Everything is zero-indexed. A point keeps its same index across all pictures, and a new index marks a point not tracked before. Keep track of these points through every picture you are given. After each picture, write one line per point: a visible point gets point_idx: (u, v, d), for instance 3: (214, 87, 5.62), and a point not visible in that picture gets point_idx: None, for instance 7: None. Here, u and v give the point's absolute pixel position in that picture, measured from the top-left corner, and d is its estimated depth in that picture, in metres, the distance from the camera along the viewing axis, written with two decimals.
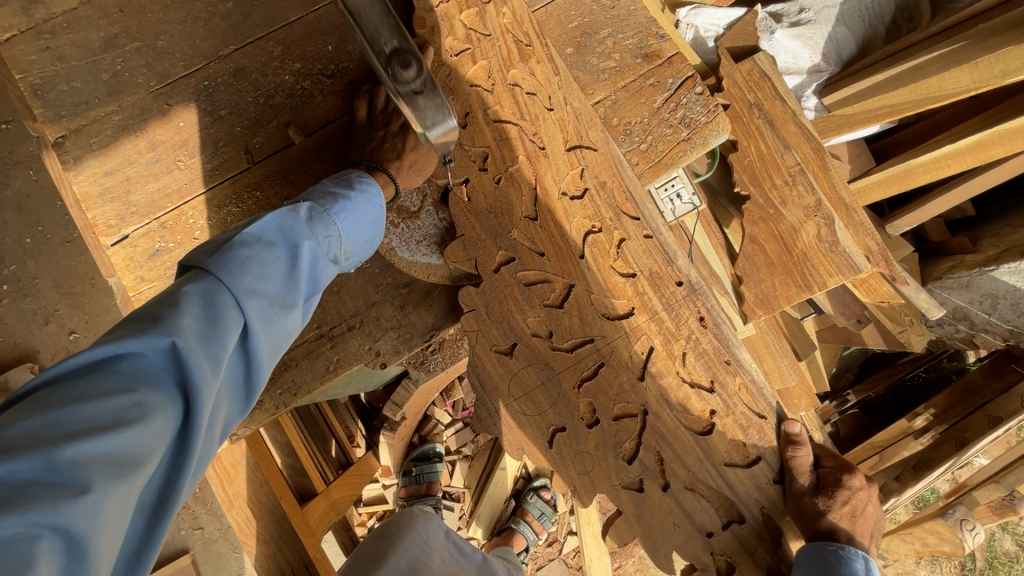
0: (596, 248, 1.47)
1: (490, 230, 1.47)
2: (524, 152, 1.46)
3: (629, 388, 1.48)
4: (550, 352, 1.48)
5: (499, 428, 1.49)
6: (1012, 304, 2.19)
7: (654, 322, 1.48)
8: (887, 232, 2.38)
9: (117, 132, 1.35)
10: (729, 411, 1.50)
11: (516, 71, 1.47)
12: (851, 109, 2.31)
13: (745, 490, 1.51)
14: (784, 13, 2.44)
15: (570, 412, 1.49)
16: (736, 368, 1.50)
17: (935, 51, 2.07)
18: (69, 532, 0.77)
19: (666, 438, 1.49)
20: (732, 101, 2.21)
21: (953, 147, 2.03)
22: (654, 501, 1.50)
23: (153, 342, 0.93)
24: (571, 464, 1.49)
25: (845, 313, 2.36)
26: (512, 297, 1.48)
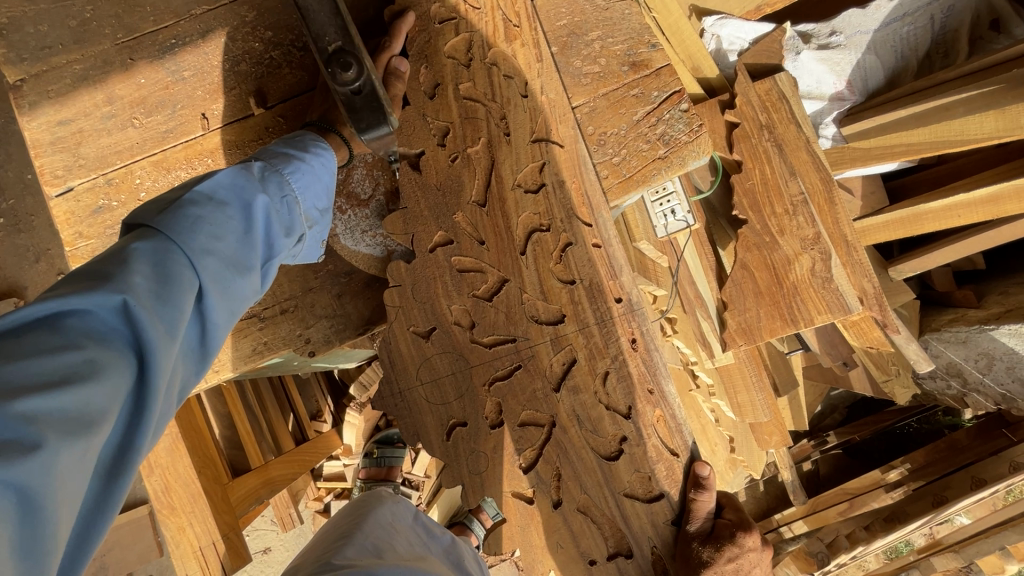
0: (539, 247, 1.42)
1: (434, 207, 1.43)
2: (488, 135, 1.42)
3: (543, 396, 1.45)
4: (466, 343, 1.45)
5: (400, 410, 1.47)
6: (1008, 367, 2.08)
7: (584, 336, 1.43)
8: (889, 275, 2.27)
9: (75, 81, 1.34)
10: (641, 442, 1.44)
11: (497, 50, 1.41)
12: (869, 143, 2.19)
13: (631, 527, 1.45)
14: (814, 33, 2.32)
15: (476, 410, 1.46)
16: (659, 402, 1.45)
17: (963, 92, 1.95)
18: (16, 495, 0.71)
19: (571, 456, 1.45)
20: (742, 119, 2.12)
21: (966, 197, 1.92)
22: (542, 517, 1.46)
23: (102, 299, 0.84)
24: (465, 462, 1.46)
25: (831, 354, 2.27)
26: (440, 280, 1.44)
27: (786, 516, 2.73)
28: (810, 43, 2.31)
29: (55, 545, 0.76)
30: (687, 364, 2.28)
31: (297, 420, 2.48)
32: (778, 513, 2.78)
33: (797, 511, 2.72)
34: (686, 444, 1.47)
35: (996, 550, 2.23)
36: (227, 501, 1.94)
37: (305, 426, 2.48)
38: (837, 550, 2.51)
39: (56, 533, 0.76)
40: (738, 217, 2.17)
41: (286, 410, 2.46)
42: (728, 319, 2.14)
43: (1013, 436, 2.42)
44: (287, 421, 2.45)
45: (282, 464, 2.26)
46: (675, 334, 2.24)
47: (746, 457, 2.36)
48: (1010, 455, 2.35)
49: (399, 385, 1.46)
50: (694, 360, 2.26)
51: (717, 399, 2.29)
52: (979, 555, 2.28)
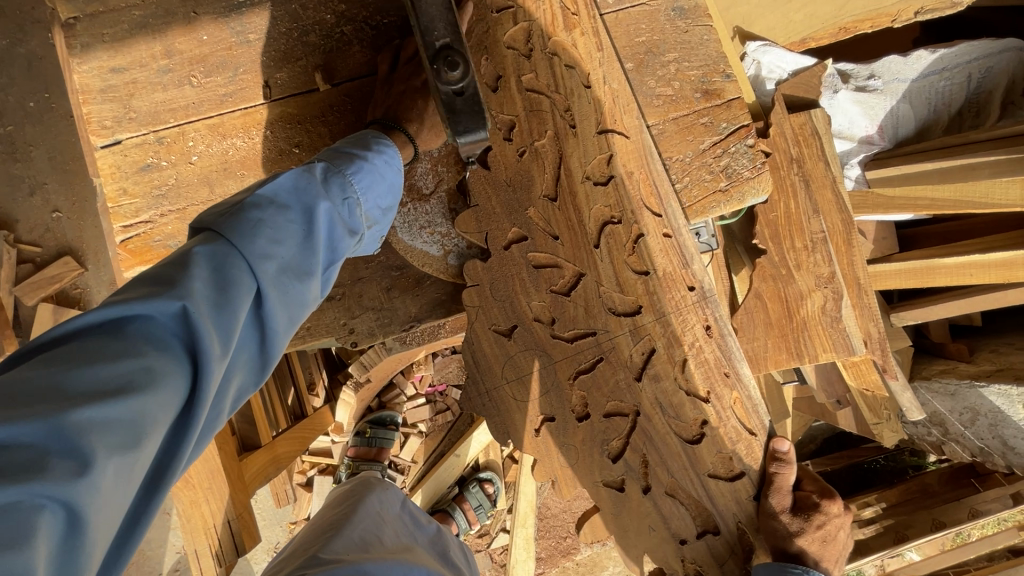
0: (612, 239, 1.40)
1: (507, 203, 1.40)
2: (553, 128, 1.39)
3: (625, 386, 1.45)
4: (548, 340, 1.44)
5: (487, 411, 1.46)
6: (990, 425, 2.15)
7: (660, 325, 1.42)
8: (890, 319, 2.35)
9: (133, 28, 1.28)
10: (721, 423, 1.45)
11: (557, 40, 1.37)
12: (890, 191, 2.22)
13: (722, 506, 1.46)
14: (853, 74, 2.37)
15: (561, 404, 1.46)
16: (734, 381, 1.46)
17: (991, 155, 1.96)
18: (61, 508, 0.69)
19: (655, 443, 1.45)
20: (774, 150, 2.13)
21: (981, 258, 1.96)
22: (633, 503, 1.47)
23: (161, 305, 0.81)
24: (555, 456, 1.47)
25: (826, 391, 2.32)
26: (518, 277, 1.43)
27: None
28: (848, 84, 2.34)
29: (93, 557, 0.74)
30: None
31: (297, 394, 2.45)
32: None
33: None
34: (761, 417, 1.47)
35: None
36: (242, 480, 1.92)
37: (303, 399, 2.44)
38: None
39: (96, 546, 0.74)
40: (757, 246, 2.18)
41: (286, 383, 2.44)
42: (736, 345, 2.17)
43: (980, 485, 2.53)
44: (286, 394, 2.43)
45: (288, 439, 2.25)
46: None
47: None
48: (970, 502, 2.45)
49: (482, 384, 1.46)
50: None
51: None
52: None
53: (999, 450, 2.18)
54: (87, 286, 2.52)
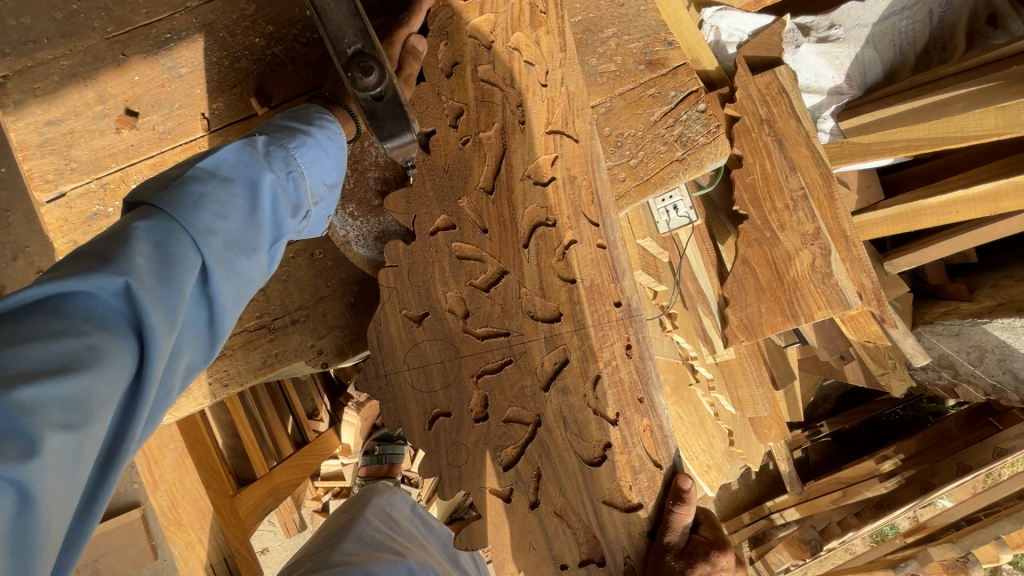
0: (542, 241, 1.37)
1: (440, 189, 1.35)
2: (502, 121, 1.35)
3: (531, 393, 1.39)
4: (462, 336, 1.37)
5: (382, 395, 1.36)
6: (999, 360, 2.11)
7: (579, 335, 1.39)
8: (884, 269, 2.31)
9: (64, 78, 1.28)
10: (625, 449, 1.41)
11: (521, 35, 1.35)
12: (866, 139, 2.19)
13: (601, 535, 1.40)
14: (813, 26, 2.30)
15: (461, 400, 1.37)
16: (648, 410, 1.43)
17: (962, 89, 1.94)
18: (12, 490, 0.68)
19: (551, 456, 1.40)
20: (742, 114, 2.12)
21: (965, 193, 1.88)
22: (518, 517, 1.39)
23: (102, 280, 0.80)
24: (445, 453, 1.37)
25: (828, 348, 2.26)
26: (438, 266, 1.36)
27: (777, 503, 2.80)
28: (809, 37, 2.29)
29: (51, 539, 0.74)
30: (686, 357, 2.28)
31: (298, 420, 2.43)
32: (770, 500, 2.85)
33: (789, 498, 2.80)
34: (669, 457, 1.44)
35: (992, 539, 2.19)
36: (237, 513, 2.00)
37: (304, 427, 2.43)
38: (829, 536, 2.53)
39: (52, 528, 0.74)
40: (738, 212, 2.17)
41: (284, 411, 2.40)
42: (730, 315, 2.14)
43: (999, 424, 2.46)
44: (285, 423, 2.39)
45: (286, 470, 2.22)
46: (675, 329, 2.22)
47: (745, 450, 2.37)
48: (993, 441, 2.38)
49: (380, 372, 1.35)
50: (694, 355, 2.25)
51: (716, 394, 2.31)
52: (976, 545, 2.20)
53: (1011, 385, 2.14)
54: None
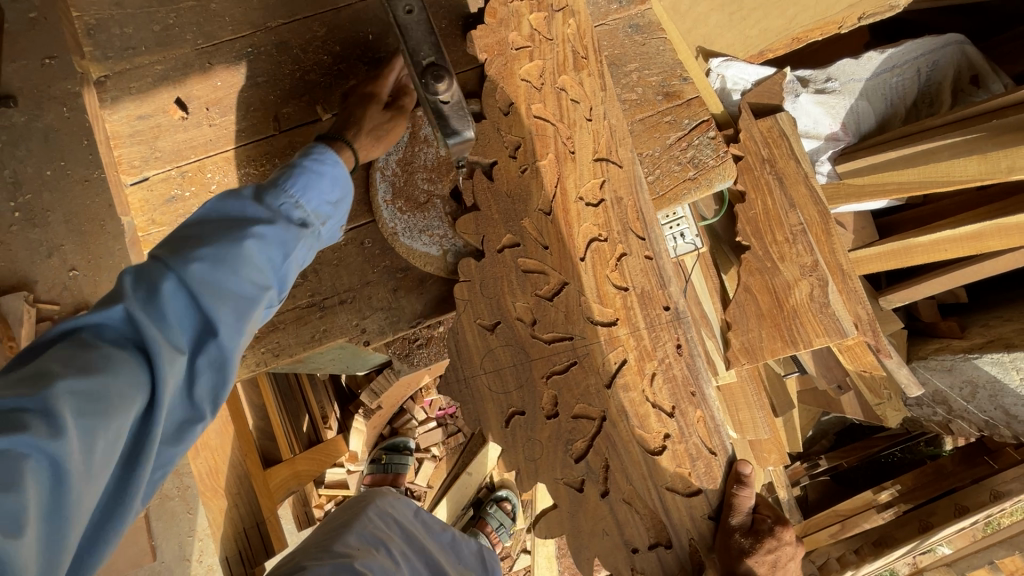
0: (597, 255, 1.47)
1: (504, 211, 1.43)
2: (557, 148, 1.46)
3: (596, 392, 1.45)
4: (529, 340, 1.43)
5: (461, 397, 1.41)
6: (990, 396, 2.19)
7: (634, 332, 1.47)
8: (879, 304, 2.43)
9: (156, 80, 1.43)
10: (682, 439, 1.48)
11: (566, 77, 1.47)
12: (862, 180, 2.33)
13: (673, 528, 1.46)
14: (812, 79, 2.55)
15: (534, 399, 1.43)
16: (700, 403, 1.50)
17: (949, 138, 2.11)
18: (46, 461, 0.77)
19: (618, 450, 1.45)
20: (746, 153, 2.30)
21: (952, 233, 2.01)
22: (590, 505, 1.43)
23: (109, 311, 0.91)
24: (522, 450, 1.42)
25: (826, 376, 2.35)
26: (507, 278, 1.43)
27: None
28: (808, 88, 2.52)
29: (75, 524, 0.80)
30: None
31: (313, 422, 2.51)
32: None
33: None
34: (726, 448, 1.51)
35: (985, 565, 2.22)
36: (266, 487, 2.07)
37: (318, 429, 2.50)
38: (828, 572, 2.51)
39: (72, 516, 0.80)
40: (741, 242, 2.31)
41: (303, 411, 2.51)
42: (731, 339, 2.23)
43: (993, 463, 2.49)
44: (301, 422, 2.48)
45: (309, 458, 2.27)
46: None
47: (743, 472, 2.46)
48: (991, 484, 2.39)
49: (465, 373, 1.40)
50: None
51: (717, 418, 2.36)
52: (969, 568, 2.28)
53: (1003, 420, 2.23)
54: None
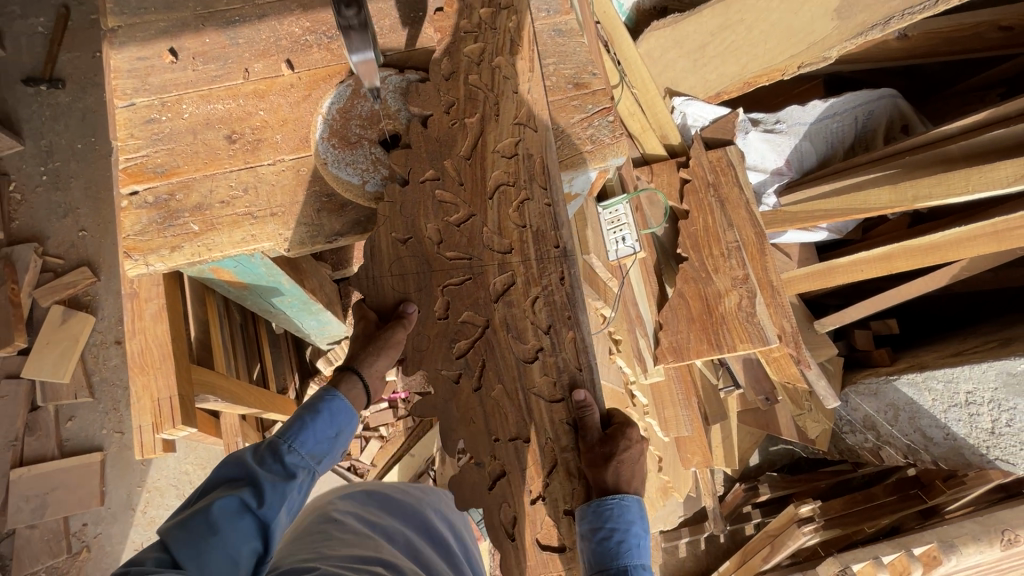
0: (502, 198, 1.38)
1: (431, 152, 1.38)
2: (486, 90, 1.41)
3: (484, 303, 1.35)
4: (436, 252, 1.36)
5: (366, 292, 1.36)
6: (910, 418, 2.26)
7: (526, 264, 1.35)
8: (813, 327, 2.51)
9: (157, 34, 1.47)
10: (552, 353, 1.33)
11: (502, 59, 1.42)
12: (797, 209, 2.51)
13: (540, 454, 1.30)
14: (762, 120, 2.78)
15: (428, 302, 1.35)
16: (575, 323, 1.33)
17: (870, 174, 2.32)
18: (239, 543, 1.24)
19: (495, 359, 1.33)
20: (693, 177, 2.57)
21: (867, 254, 2.19)
22: (462, 400, 1.32)
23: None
24: (410, 348, 1.34)
25: (756, 389, 2.49)
26: (421, 203, 1.37)
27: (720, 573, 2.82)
28: (757, 127, 2.76)
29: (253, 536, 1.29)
30: (626, 384, 2.45)
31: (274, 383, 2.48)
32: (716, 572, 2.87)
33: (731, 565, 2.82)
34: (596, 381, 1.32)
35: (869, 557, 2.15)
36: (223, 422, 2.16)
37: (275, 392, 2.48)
38: None
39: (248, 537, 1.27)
40: (681, 255, 2.50)
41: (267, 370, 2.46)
42: (662, 337, 2.39)
43: (925, 497, 2.52)
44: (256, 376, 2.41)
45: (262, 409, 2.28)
46: (617, 353, 2.42)
47: (675, 478, 2.56)
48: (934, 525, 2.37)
49: (370, 272, 1.35)
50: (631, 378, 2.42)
51: (649, 419, 2.47)
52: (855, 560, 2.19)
53: (922, 445, 2.27)
54: (96, 294, 2.90)
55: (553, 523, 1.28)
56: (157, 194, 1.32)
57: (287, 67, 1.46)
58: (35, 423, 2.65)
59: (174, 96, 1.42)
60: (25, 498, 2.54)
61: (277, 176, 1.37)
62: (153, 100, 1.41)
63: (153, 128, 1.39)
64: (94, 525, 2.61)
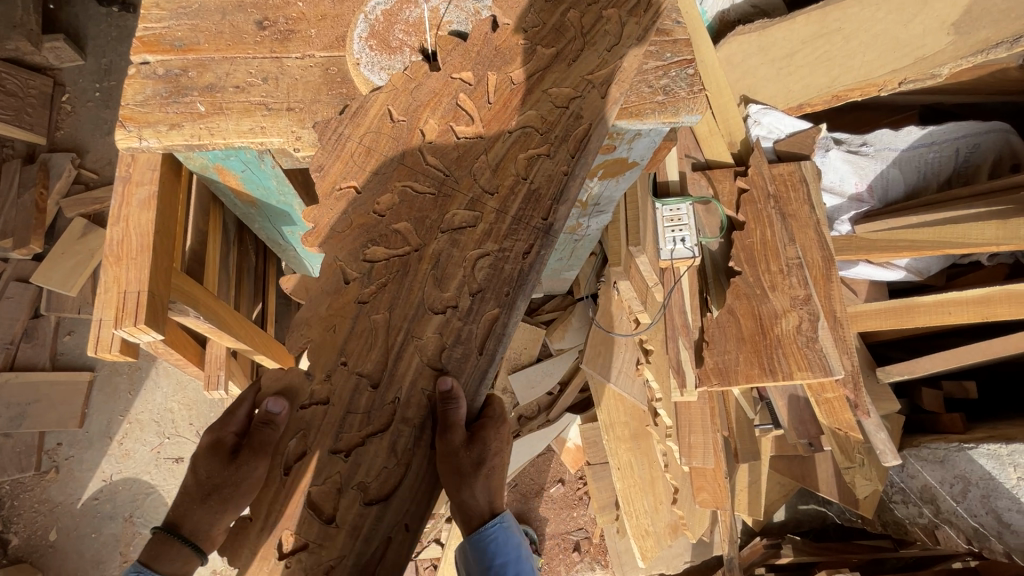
0: (518, 141, 1.13)
1: (481, 60, 1.15)
2: (579, 32, 1.15)
3: (429, 225, 1.11)
4: (414, 149, 1.13)
5: (326, 138, 1.13)
6: (981, 496, 1.94)
7: (495, 217, 1.11)
8: (875, 376, 2.24)
9: None
10: (465, 319, 1.10)
11: (614, 12, 1.16)
12: (875, 236, 2.20)
13: (376, 409, 1.07)
14: (847, 141, 2.53)
15: (380, 187, 1.12)
16: (507, 305, 1.10)
17: (973, 208, 2.03)
18: None
19: (401, 288, 1.10)
20: (752, 187, 2.34)
21: (957, 294, 1.88)
22: (340, 302, 1.09)
23: None
24: (326, 217, 1.11)
25: (799, 430, 2.16)
26: (434, 101, 1.14)
27: None
28: (841, 146, 2.51)
29: None
30: (650, 400, 2.34)
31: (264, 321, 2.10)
32: None
33: None
34: (485, 375, 1.10)
35: None
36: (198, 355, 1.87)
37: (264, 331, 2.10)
38: None
39: None
40: (732, 269, 2.26)
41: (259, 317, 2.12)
42: (705, 357, 2.08)
43: None
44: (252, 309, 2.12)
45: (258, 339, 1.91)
46: (647, 365, 2.33)
47: (685, 514, 2.34)
48: None
49: (340, 129, 1.13)
50: (660, 398, 2.29)
51: (670, 443, 2.28)
52: None
53: (994, 531, 1.92)
54: None
55: (333, 487, 1.05)
56: (169, 68, 1.18)
57: None
58: (34, 330, 2.58)
59: None
60: (7, 404, 2.45)
61: (302, 72, 1.21)
62: None
63: (182, 1, 1.25)
64: (68, 447, 2.49)
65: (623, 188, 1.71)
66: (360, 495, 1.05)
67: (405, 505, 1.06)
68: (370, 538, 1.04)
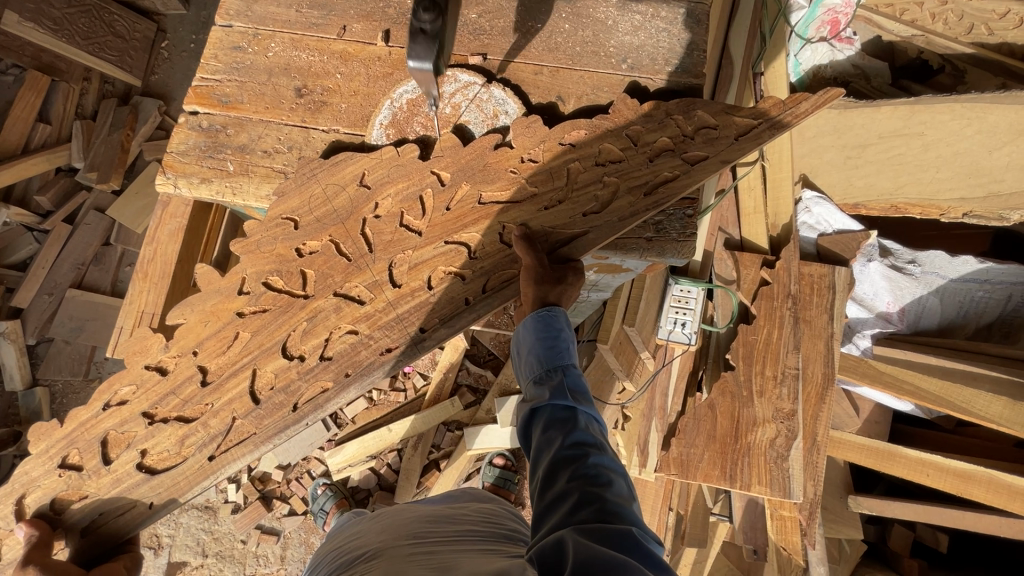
0: (448, 254, 1.25)
1: (470, 171, 1.26)
2: (566, 183, 1.23)
3: (329, 284, 1.26)
4: (359, 217, 1.27)
5: (301, 176, 1.28)
6: None
7: (383, 307, 1.24)
8: (847, 501, 2.18)
9: None
10: (297, 375, 1.25)
11: (617, 167, 1.23)
12: (883, 367, 2.14)
13: (193, 400, 1.26)
14: (895, 252, 2.33)
15: (316, 230, 1.27)
16: (342, 386, 1.24)
17: (993, 371, 1.98)
18: None
19: (277, 319, 1.26)
20: (774, 280, 2.16)
21: (941, 460, 1.93)
22: (223, 308, 1.27)
23: None
24: (261, 244, 1.28)
25: (747, 535, 2.22)
26: (409, 181, 1.27)
27: None
28: (885, 258, 2.32)
29: None
30: None
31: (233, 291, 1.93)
32: None
33: None
34: (284, 428, 1.25)
35: None
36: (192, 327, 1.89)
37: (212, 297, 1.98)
38: None
39: None
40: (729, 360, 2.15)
41: None
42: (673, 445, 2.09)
43: None
44: None
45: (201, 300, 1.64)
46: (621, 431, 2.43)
47: None
48: None
49: (315, 171, 1.28)
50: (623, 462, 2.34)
51: None
52: None
53: None
54: None
55: (127, 437, 1.28)
56: (212, 122, 1.35)
57: (381, 37, 1.36)
58: (103, 256, 2.93)
59: (268, 31, 1.39)
60: (69, 317, 2.86)
61: (323, 145, 1.34)
62: (248, 28, 1.40)
63: (237, 56, 1.38)
64: (112, 365, 2.88)
65: (621, 281, 1.73)
66: (137, 457, 1.27)
67: (160, 486, 1.27)
68: (122, 493, 1.27)
